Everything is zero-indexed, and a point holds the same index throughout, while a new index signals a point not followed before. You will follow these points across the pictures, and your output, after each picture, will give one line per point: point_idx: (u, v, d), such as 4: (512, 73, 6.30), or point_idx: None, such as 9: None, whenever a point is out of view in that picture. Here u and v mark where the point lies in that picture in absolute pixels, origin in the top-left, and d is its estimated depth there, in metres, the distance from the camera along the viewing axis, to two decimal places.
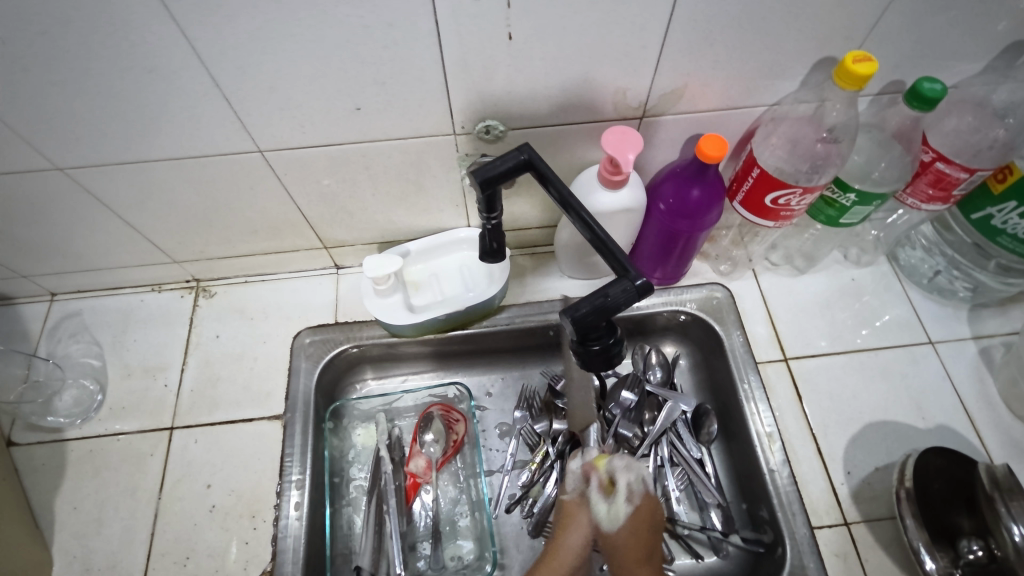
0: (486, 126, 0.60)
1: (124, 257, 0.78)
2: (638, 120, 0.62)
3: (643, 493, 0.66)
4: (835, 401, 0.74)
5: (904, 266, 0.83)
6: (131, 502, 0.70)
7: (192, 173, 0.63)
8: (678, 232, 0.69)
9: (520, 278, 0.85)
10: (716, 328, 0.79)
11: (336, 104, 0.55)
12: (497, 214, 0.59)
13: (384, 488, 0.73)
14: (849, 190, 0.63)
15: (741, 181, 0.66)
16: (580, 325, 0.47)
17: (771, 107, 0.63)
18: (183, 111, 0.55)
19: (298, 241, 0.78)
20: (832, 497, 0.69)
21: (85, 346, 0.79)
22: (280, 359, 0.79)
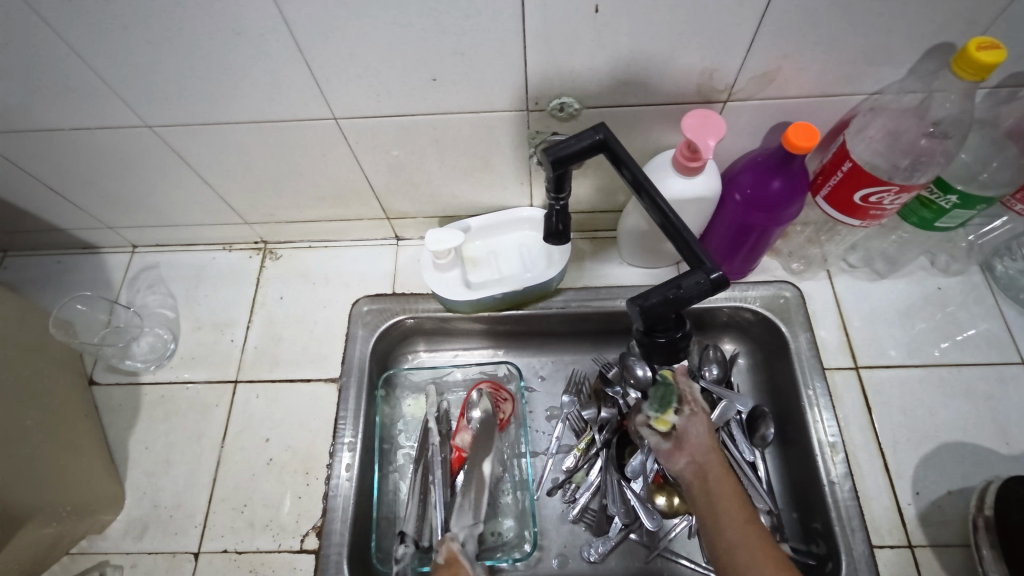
0: (560, 103, 0.59)
1: (200, 215, 0.81)
2: (722, 105, 0.59)
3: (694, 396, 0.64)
4: (908, 417, 0.70)
5: (1000, 278, 0.76)
6: (196, 447, 0.74)
7: (269, 137, 0.64)
8: (752, 225, 0.66)
9: (579, 262, 0.83)
10: (781, 328, 0.75)
11: (412, 75, 0.55)
12: (565, 195, 0.58)
13: (430, 459, 0.74)
14: (951, 190, 0.58)
15: (828, 175, 0.62)
16: (649, 315, 0.45)
17: (870, 96, 0.58)
18: (265, 75, 0.55)
19: (363, 210, 0.79)
20: (896, 517, 0.65)
21: (161, 297, 0.84)
22: (338, 324, 0.81)
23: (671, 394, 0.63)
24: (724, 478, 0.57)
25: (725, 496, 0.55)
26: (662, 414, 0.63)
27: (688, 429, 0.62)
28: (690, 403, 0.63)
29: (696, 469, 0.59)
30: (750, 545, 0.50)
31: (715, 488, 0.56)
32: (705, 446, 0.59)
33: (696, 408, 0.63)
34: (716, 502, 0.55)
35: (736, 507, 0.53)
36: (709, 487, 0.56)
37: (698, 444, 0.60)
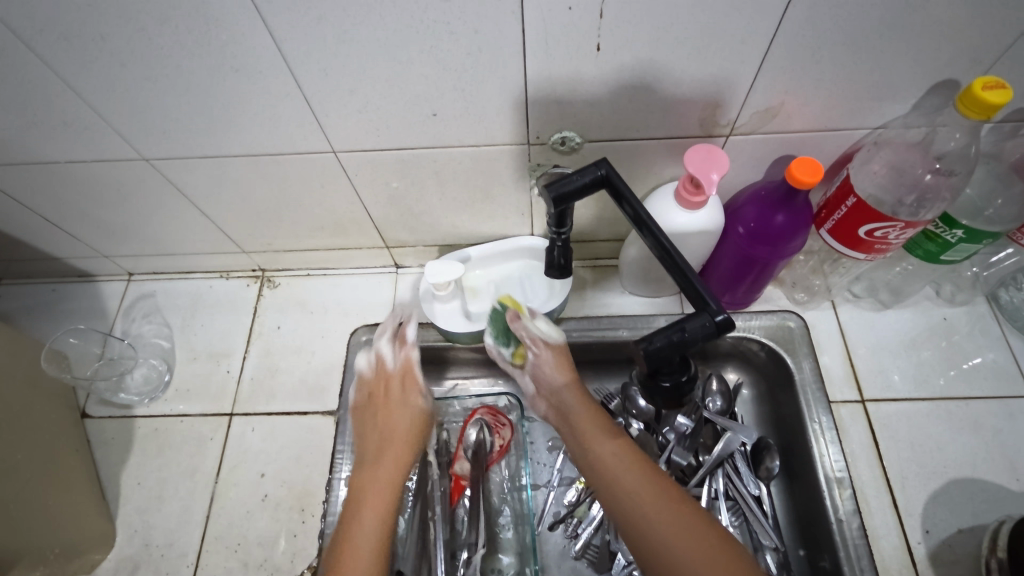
0: (562, 137, 0.58)
1: (197, 244, 0.80)
2: (724, 139, 0.59)
3: (544, 341, 0.69)
4: (916, 452, 0.69)
5: (1006, 309, 0.76)
6: (190, 483, 0.72)
7: (268, 169, 0.64)
8: (755, 258, 0.65)
9: (580, 291, 0.82)
10: (786, 359, 0.74)
11: (412, 110, 0.55)
12: (567, 230, 0.57)
13: (429, 493, 0.73)
14: (957, 225, 0.57)
15: (832, 209, 0.61)
16: (653, 359, 0.44)
17: (875, 130, 0.57)
18: (264, 110, 0.55)
19: (362, 239, 0.78)
20: (907, 557, 0.63)
21: (157, 327, 0.83)
22: (336, 354, 0.80)
23: (512, 332, 0.70)
24: (590, 426, 0.63)
25: (593, 439, 0.61)
26: (517, 348, 0.71)
27: (547, 378, 0.68)
28: (535, 343, 0.69)
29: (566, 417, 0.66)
30: (624, 483, 0.57)
31: (586, 438, 0.62)
32: (563, 391, 0.66)
33: (546, 347, 0.69)
34: (592, 459, 0.61)
35: (603, 442, 0.61)
36: (580, 436, 0.63)
37: (558, 392, 0.67)
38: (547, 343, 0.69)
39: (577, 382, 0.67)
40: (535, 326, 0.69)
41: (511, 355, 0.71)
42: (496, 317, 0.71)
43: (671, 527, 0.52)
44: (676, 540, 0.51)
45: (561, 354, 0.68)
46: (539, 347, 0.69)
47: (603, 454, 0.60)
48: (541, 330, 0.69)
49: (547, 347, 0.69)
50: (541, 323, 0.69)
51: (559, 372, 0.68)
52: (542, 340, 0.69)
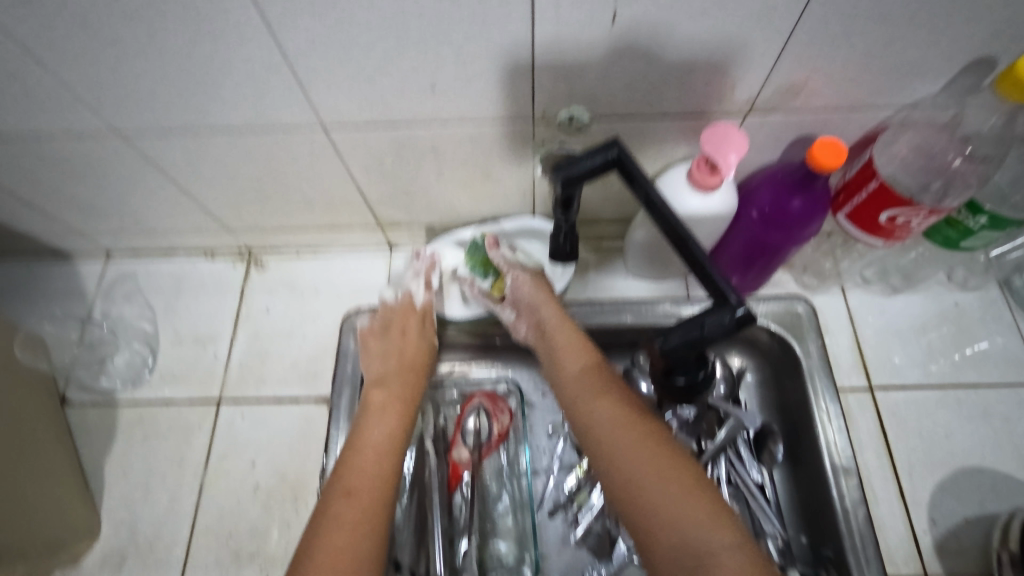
0: (570, 114, 0.54)
1: (179, 222, 0.76)
2: (743, 117, 0.55)
3: (519, 267, 0.67)
4: (924, 441, 0.67)
5: (1019, 294, 0.74)
6: (178, 472, 0.69)
7: (252, 144, 0.59)
8: (768, 244, 0.62)
9: (582, 273, 0.79)
10: (794, 346, 0.72)
11: (408, 82, 0.50)
12: (574, 214, 0.54)
13: (427, 481, 0.71)
14: (981, 212, 0.55)
15: (852, 193, 0.58)
16: (668, 358, 0.42)
17: (902, 109, 0.54)
18: (246, 79, 0.50)
19: (354, 218, 0.74)
20: (912, 547, 0.63)
21: (139, 309, 0.79)
22: (328, 338, 0.77)
23: (489, 262, 0.69)
24: (589, 362, 0.58)
25: (587, 377, 0.57)
26: (495, 281, 0.69)
27: (541, 317, 0.64)
28: (508, 268, 0.67)
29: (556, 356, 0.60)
30: (602, 424, 0.52)
31: (577, 378, 0.57)
32: (555, 328, 0.61)
33: (524, 277, 0.66)
34: (580, 400, 0.56)
35: (598, 391, 0.55)
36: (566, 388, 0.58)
37: (547, 326, 0.62)
38: (522, 268, 0.67)
39: (569, 319, 0.63)
40: (507, 254, 0.68)
41: (488, 287, 0.69)
42: (472, 249, 0.70)
43: (649, 472, 0.47)
44: (649, 485, 0.46)
45: (539, 277, 0.66)
46: (514, 268, 0.67)
47: (600, 409, 0.53)
48: (518, 260, 0.68)
49: (528, 275, 0.66)
50: (519, 253, 0.70)
51: (538, 293, 0.65)
52: (519, 268, 0.67)
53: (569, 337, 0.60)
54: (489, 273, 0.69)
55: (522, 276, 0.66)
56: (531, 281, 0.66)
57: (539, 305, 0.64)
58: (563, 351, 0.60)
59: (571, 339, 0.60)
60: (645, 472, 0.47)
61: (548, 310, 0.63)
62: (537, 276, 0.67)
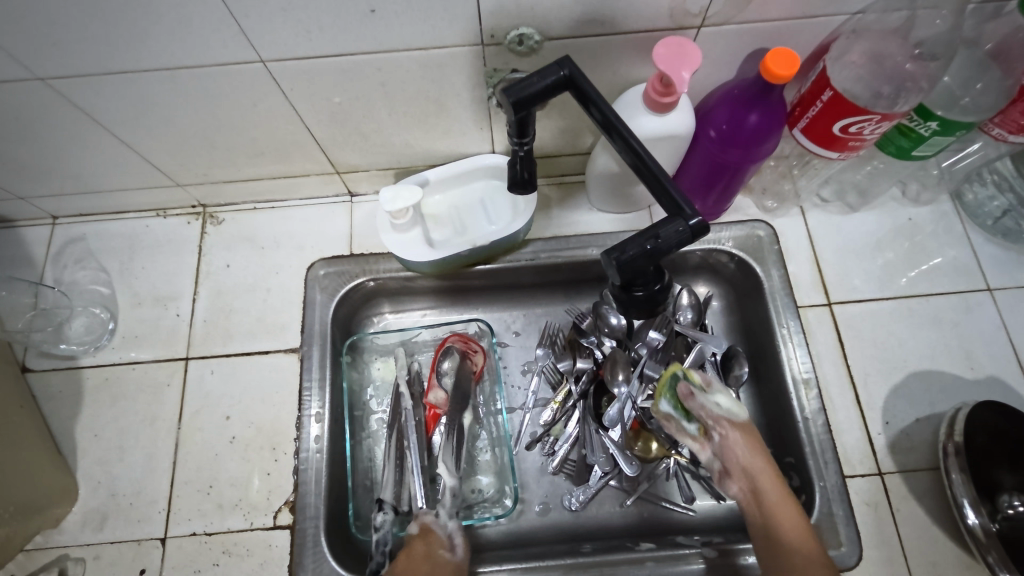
0: (519, 34, 0.52)
1: (125, 179, 0.73)
2: (695, 32, 0.54)
3: (707, 413, 0.62)
4: (878, 349, 0.70)
5: (968, 205, 0.76)
6: (151, 431, 0.69)
7: (190, 86, 0.56)
8: (727, 164, 0.62)
9: (546, 210, 0.79)
10: (756, 268, 0.74)
11: (347, 7, 0.48)
12: (530, 139, 0.53)
13: (403, 423, 0.71)
14: (932, 117, 0.55)
15: (806, 105, 0.58)
16: (627, 270, 0.43)
17: (852, 16, 0.53)
18: (172, 12, 0.47)
19: (308, 165, 0.72)
20: (868, 447, 0.66)
21: (93, 272, 0.76)
22: (293, 291, 0.75)
23: (689, 409, 0.63)
24: (773, 484, 0.58)
25: (781, 509, 0.57)
26: (698, 426, 0.63)
27: (734, 452, 0.60)
28: (723, 417, 0.61)
29: (745, 474, 0.59)
30: (788, 538, 0.55)
31: (775, 507, 0.57)
32: (754, 468, 0.59)
33: (734, 424, 0.61)
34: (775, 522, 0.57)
35: (790, 515, 0.57)
36: (765, 503, 0.57)
37: (750, 468, 0.59)
38: (733, 421, 0.61)
39: (767, 462, 0.60)
40: (721, 399, 0.62)
41: (693, 431, 0.63)
42: (669, 384, 0.63)
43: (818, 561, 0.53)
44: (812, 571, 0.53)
45: (750, 436, 0.61)
46: (710, 414, 0.61)
47: (785, 515, 0.56)
48: (721, 407, 0.62)
49: (736, 427, 0.61)
50: (721, 397, 0.62)
51: (753, 456, 0.60)
52: (726, 420, 0.61)
53: (756, 461, 0.59)
54: (691, 417, 0.63)
55: (727, 424, 0.61)
56: (743, 436, 0.61)
57: (739, 450, 0.60)
58: (755, 474, 0.59)
59: (762, 468, 0.59)
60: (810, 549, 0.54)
61: (749, 454, 0.60)
62: (745, 428, 0.61)
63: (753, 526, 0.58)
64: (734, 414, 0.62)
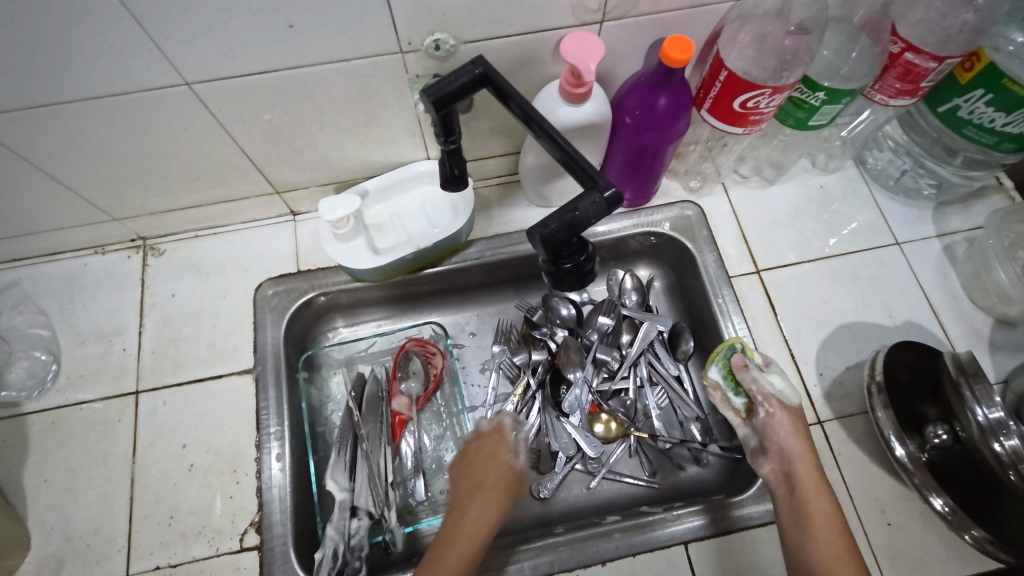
0: (435, 40, 0.56)
1: (59, 218, 0.72)
2: (598, 26, 0.58)
3: (760, 392, 0.64)
4: (807, 308, 0.75)
5: (871, 170, 0.83)
6: (105, 469, 0.68)
7: (117, 115, 0.57)
8: (646, 146, 0.66)
9: (486, 210, 0.82)
10: (688, 247, 0.78)
11: (265, 23, 0.50)
12: (456, 138, 0.55)
13: (360, 433, 0.72)
14: (818, 88, 0.62)
15: (709, 87, 0.63)
16: (551, 244, 0.44)
17: (736, 3, 0.59)
18: (91, 40, 0.48)
19: (247, 187, 0.73)
20: (806, 399, 0.71)
21: (31, 317, 0.74)
22: (242, 313, 0.76)
23: (740, 384, 0.66)
24: (807, 467, 0.60)
25: (813, 494, 0.58)
26: (746, 401, 0.66)
27: (774, 432, 0.62)
28: (769, 399, 0.64)
29: (781, 456, 0.61)
30: (814, 524, 0.56)
31: (806, 490, 0.58)
32: (792, 451, 0.61)
33: (782, 407, 0.63)
34: (805, 504, 0.58)
35: (818, 497, 0.58)
36: (797, 487, 0.59)
37: (787, 452, 0.61)
38: (784, 403, 0.63)
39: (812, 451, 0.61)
40: (775, 382, 0.65)
41: (737, 405, 0.67)
42: (722, 356, 0.68)
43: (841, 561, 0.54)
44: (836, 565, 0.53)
45: (797, 421, 0.63)
46: (761, 394, 0.64)
47: (814, 495, 0.58)
48: (773, 387, 0.64)
49: (783, 410, 0.63)
50: (775, 379, 0.65)
51: (794, 440, 0.61)
52: (775, 401, 0.63)
53: (796, 444, 0.61)
54: (738, 390, 0.67)
55: (775, 405, 0.63)
56: (789, 419, 0.63)
57: (780, 433, 0.62)
58: (794, 458, 0.60)
59: (800, 453, 0.60)
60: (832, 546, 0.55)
61: (789, 436, 0.61)
62: (792, 414, 0.63)
63: (782, 504, 0.60)
64: (786, 399, 0.64)
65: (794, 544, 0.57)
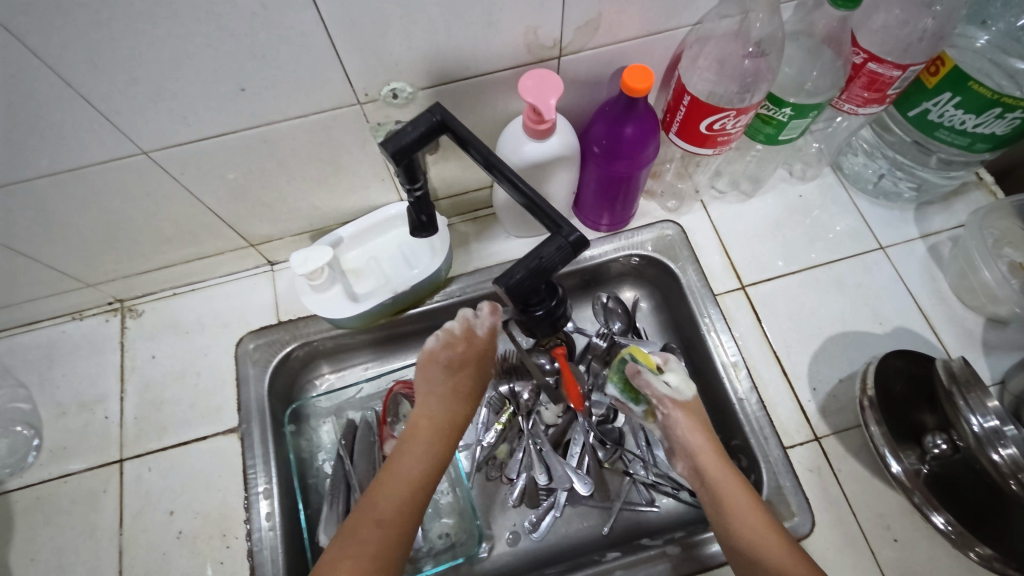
0: (392, 89, 0.55)
1: (31, 290, 0.71)
2: (557, 61, 0.58)
3: (661, 397, 0.63)
4: (795, 321, 0.74)
5: (849, 174, 0.82)
6: (92, 543, 0.66)
7: (77, 188, 0.57)
8: (617, 174, 0.66)
9: (465, 245, 0.81)
10: (671, 266, 0.77)
11: (216, 89, 0.49)
12: (421, 184, 0.54)
13: (351, 483, 0.70)
14: (784, 104, 0.61)
15: (674, 111, 0.63)
16: (517, 294, 0.45)
17: (693, 27, 0.59)
18: (40, 121, 0.48)
19: (220, 243, 0.73)
20: (801, 415, 0.69)
21: (11, 390, 0.73)
22: (225, 369, 0.74)
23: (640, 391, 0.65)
24: (713, 460, 0.60)
25: (725, 483, 0.58)
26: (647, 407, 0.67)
27: (678, 433, 0.62)
28: (665, 398, 0.63)
29: (685, 452, 0.61)
30: (737, 513, 0.57)
31: (715, 481, 0.59)
32: (694, 447, 0.61)
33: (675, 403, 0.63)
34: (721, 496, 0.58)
35: (732, 486, 0.58)
36: (708, 481, 0.59)
37: (689, 447, 0.61)
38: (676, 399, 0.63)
39: (710, 436, 0.62)
40: (664, 382, 0.63)
41: (642, 413, 0.67)
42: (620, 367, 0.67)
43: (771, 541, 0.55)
44: (769, 547, 0.54)
45: (690, 412, 0.62)
46: (661, 398, 0.63)
47: (728, 485, 0.58)
48: (666, 388, 0.63)
49: (678, 405, 0.63)
50: (670, 376, 0.63)
51: (694, 433, 0.61)
52: (670, 400, 0.63)
53: (695, 435, 0.61)
54: (639, 401, 0.67)
55: (671, 404, 0.63)
56: (684, 413, 0.62)
57: (679, 428, 0.62)
58: (698, 452, 0.60)
59: (701, 444, 0.61)
60: (760, 526, 0.56)
61: (688, 429, 0.61)
62: (684, 406, 0.63)
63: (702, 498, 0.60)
64: (676, 391, 0.63)
65: (726, 539, 0.57)
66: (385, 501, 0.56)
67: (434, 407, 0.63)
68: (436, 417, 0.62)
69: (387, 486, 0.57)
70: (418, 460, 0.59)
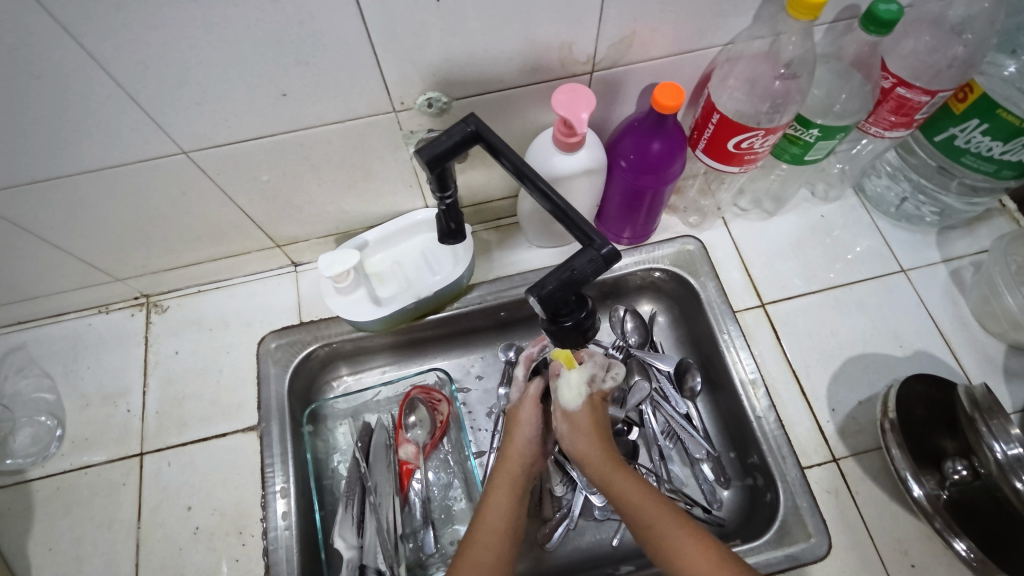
0: (428, 99, 0.56)
1: (61, 282, 0.72)
2: (589, 76, 0.59)
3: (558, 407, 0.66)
4: (815, 341, 0.74)
5: (871, 196, 0.82)
6: (110, 535, 0.67)
7: (115, 184, 0.58)
8: (642, 189, 0.67)
9: (487, 254, 0.82)
10: (691, 281, 0.77)
11: (258, 93, 0.51)
12: (451, 193, 0.55)
13: (366, 485, 0.70)
14: (812, 125, 0.61)
15: (702, 129, 0.63)
16: (549, 303, 0.45)
17: (725, 47, 0.59)
18: (87, 118, 0.49)
19: (248, 242, 0.74)
20: (819, 436, 0.69)
21: (36, 380, 0.75)
22: (246, 368, 0.75)
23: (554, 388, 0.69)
24: (603, 463, 0.61)
25: (615, 479, 0.59)
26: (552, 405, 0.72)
27: (568, 444, 0.64)
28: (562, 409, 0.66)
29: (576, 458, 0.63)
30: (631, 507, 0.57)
31: (605, 481, 0.60)
32: (582, 452, 0.63)
33: (573, 409, 0.65)
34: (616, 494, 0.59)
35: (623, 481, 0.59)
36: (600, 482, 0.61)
37: (577, 453, 0.63)
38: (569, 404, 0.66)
39: (602, 438, 0.63)
40: (564, 385, 0.66)
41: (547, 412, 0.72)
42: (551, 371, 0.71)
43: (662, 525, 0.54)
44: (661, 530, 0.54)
45: (579, 417, 0.65)
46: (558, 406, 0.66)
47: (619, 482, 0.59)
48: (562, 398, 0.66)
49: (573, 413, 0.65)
50: (572, 378, 0.66)
51: (578, 439, 0.63)
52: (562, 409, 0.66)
53: (581, 442, 0.63)
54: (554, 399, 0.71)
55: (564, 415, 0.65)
56: (577, 420, 0.65)
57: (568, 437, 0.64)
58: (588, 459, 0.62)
59: (586, 449, 0.62)
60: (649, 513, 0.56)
61: (576, 437, 0.64)
62: (580, 413, 0.65)
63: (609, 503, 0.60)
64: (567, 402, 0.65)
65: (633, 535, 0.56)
66: (485, 544, 0.57)
67: (512, 457, 0.65)
68: (514, 466, 0.64)
69: (477, 531, 0.58)
70: (508, 505, 0.61)
